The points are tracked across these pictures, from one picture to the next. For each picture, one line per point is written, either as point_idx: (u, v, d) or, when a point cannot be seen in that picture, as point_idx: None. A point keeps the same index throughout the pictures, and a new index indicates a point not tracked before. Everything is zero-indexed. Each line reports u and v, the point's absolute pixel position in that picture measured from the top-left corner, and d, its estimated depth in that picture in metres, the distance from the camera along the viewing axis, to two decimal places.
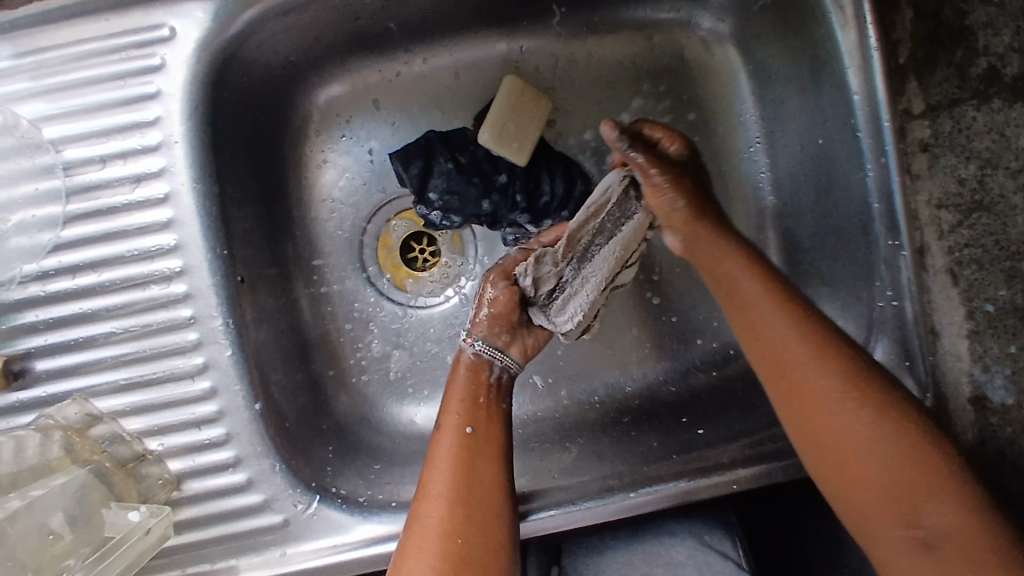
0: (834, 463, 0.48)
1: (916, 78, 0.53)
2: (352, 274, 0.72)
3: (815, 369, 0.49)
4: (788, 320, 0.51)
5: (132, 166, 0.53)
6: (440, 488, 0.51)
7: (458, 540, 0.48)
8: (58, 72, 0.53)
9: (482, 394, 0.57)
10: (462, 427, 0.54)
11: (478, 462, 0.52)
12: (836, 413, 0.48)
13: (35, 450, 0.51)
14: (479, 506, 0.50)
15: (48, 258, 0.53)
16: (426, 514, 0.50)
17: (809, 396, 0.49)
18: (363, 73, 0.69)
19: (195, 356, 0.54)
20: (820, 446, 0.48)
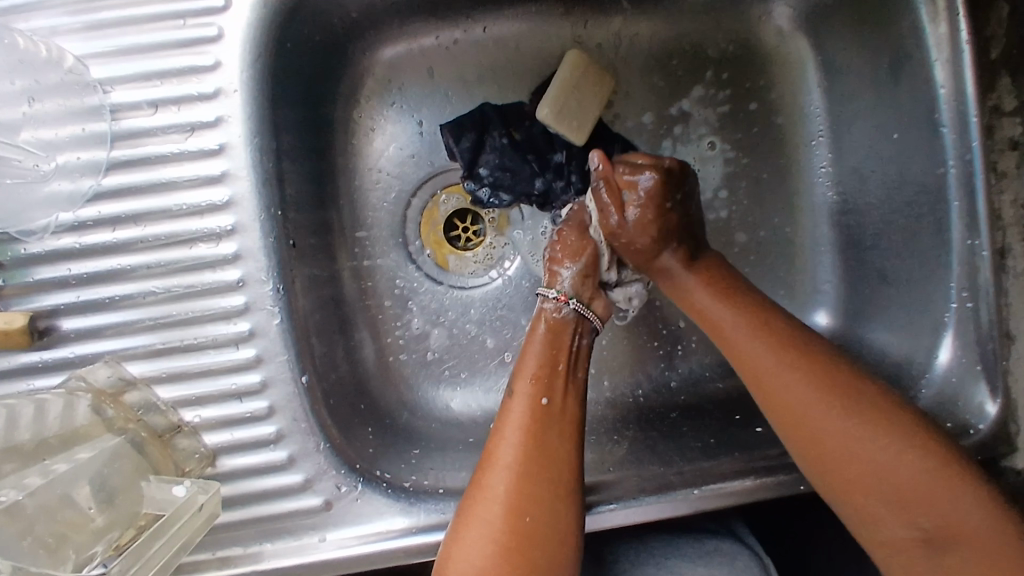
0: (848, 478, 0.48)
1: (1008, 74, 0.52)
2: (393, 248, 0.68)
3: (790, 369, 0.51)
4: (771, 342, 0.52)
5: (185, 113, 0.49)
6: (508, 459, 0.49)
7: (525, 517, 0.47)
8: (110, 6, 0.49)
9: (561, 361, 0.54)
10: (539, 398, 0.51)
11: (551, 438, 0.50)
12: (839, 415, 0.48)
13: (57, 417, 0.46)
14: (550, 484, 0.48)
15: (86, 208, 0.49)
16: (491, 485, 0.48)
17: (808, 413, 0.49)
18: (420, 38, 0.65)
19: (241, 323, 0.50)
20: (833, 464, 0.48)
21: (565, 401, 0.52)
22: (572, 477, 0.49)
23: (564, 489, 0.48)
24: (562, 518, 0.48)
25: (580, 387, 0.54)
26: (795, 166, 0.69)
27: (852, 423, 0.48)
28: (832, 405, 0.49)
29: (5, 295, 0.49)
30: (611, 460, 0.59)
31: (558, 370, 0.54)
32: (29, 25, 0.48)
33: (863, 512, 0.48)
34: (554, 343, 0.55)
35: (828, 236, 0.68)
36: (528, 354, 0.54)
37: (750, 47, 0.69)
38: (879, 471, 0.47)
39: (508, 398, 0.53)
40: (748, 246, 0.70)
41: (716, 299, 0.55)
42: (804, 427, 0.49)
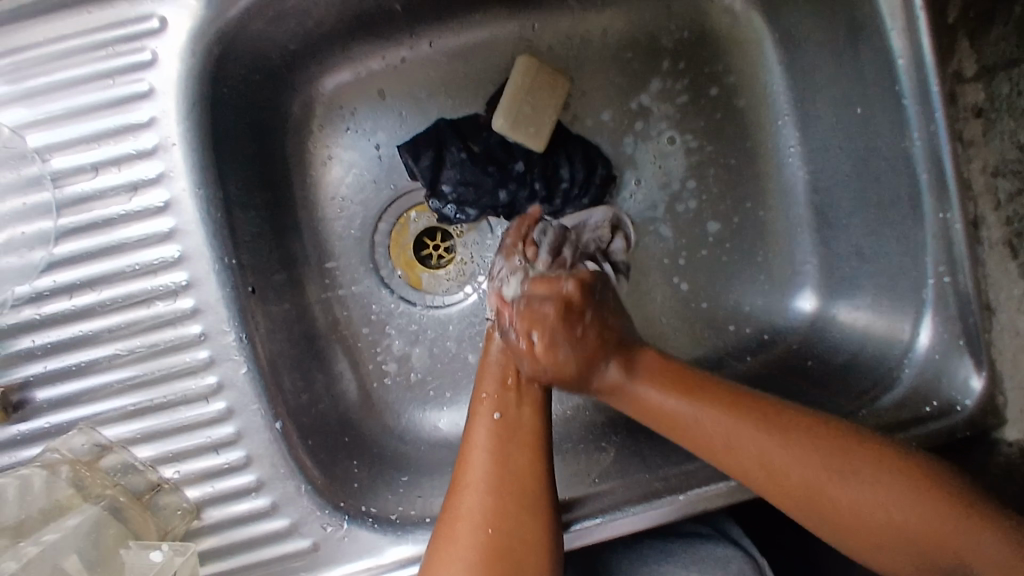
0: (846, 526, 0.46)
1: (968, 37, 0.51)
2: (365, 275, 0.68)
3: (745, 423, 0.48)
4: (724, 406, 0.49)
5: (126, 173, 0.49)
6: (471, 481, 0.49)
7: (490, 531, 0.47)
8: (37, 73, 0.48)
9: (511, 374, 0.55)
10: (493, 414, 0.53)
11: (510, 451, 0.51)
12: (820, 475, 0.46)
13: (42, 490, 0.47)
14: (514, 496, 0.48)
15: (41, 278, 0.49)
16: (459, 504, 0.49)
17: (778, 473, 0.47)
18: (367, 60, 0.64)
19: (208, 375, 0.50)
20: (819, 511, 0.47)
21: (518, 412, 0.53)
22: (535, 484, 0.49)
23: (529, 499, 0.49)
24: (531, 526, 0.48)
25: (537, 397, 0.55)
26: (763, 147, 0.68)
27: (821, 465, 0.46)
28: (795, 448, 0.47)
29: None
30: (599, 470, 0.59)
31: (511, 383, 0.55)
32: None
33: (859, 545, 0.47)
34: (504, 361, 0.56)
35: (803, 216, 0.67)
36: (484, 375, 0.56)
37: (705, 32, 0.67)
38: (865, 505, 0.45)
39: (464, 423, 0.54)
40: (722, 233, 0.69)
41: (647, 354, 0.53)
42: (793, 493, 0.47)
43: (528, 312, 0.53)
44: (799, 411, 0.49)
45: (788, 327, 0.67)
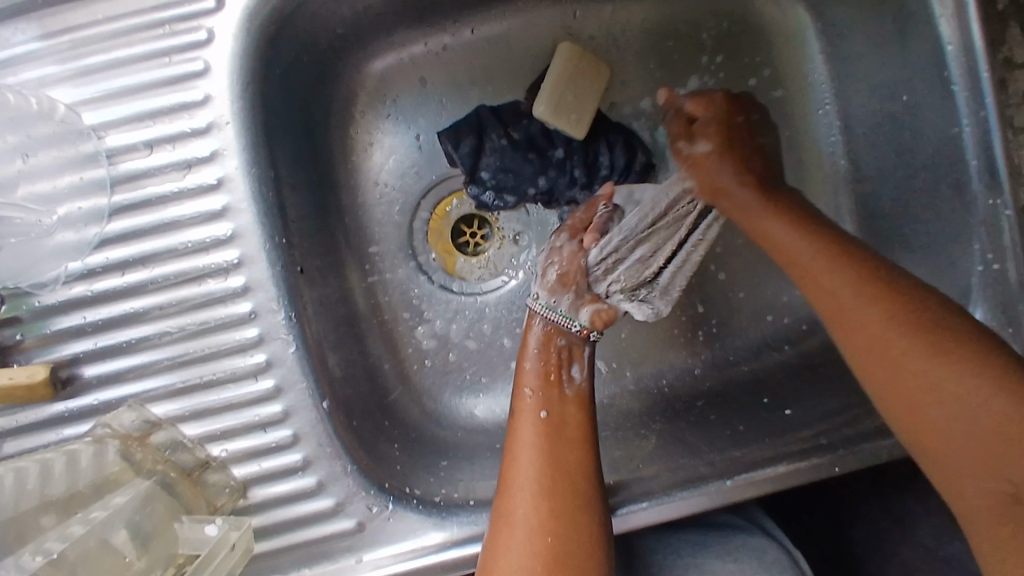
0: (914, 423, 0.45)
1: (1018, 24, 0.49)
2: (403, 261, 0.68)
3: (912, 342, 0.46)
4: (862, 274, 0.50)
5: (181, 151, 0.49)
6: (521, 478, 0.49)
7: (549, 539, 0.47)
8: (95, 51, 0.49)
9: (554, 371, 0.55)
10: (539, 412, 0.52)
11: (558, 448, 0.50)
12: (935, 364, 0.44)
13: (90, 464, 0.46)
14: (569, 496, 0.48)
15: (93, 255, 0.50)
16: (510, 509, 0.48)
17: (908, 377, 0.45)
18: (409, 46, 0.65)
19: (257, 354, 0.51)
20: (899, 386, 0.46)
21: (564, 409, 0.53)
22: (588, 483, 0.49)
23: (582, 495, 0.48)
24: (584, 523, 0.47)
25: (580, 398, 0.54)
26: (803, 137, 0.67)
27: (929, 329, 0.46)
28: (910, 347, 0.46)
29: (24, 349, 0.50)
30: (641, 457, 0.59)
31: (554, 380, 0.55)
32: (17, 78, 0.49)
33: (931, 455, 0.45)
34: (545, 354, 0.56)
35: (844, 206, 0.66)
36: (524, 373, 0.55)
37: (745, 20, 0.67)
38: (963, 422, 0.43)
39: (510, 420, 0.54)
40: None
41: (786, 225, 0.55)
42: (880, 362, 0.47)
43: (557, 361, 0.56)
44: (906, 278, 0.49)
45: None
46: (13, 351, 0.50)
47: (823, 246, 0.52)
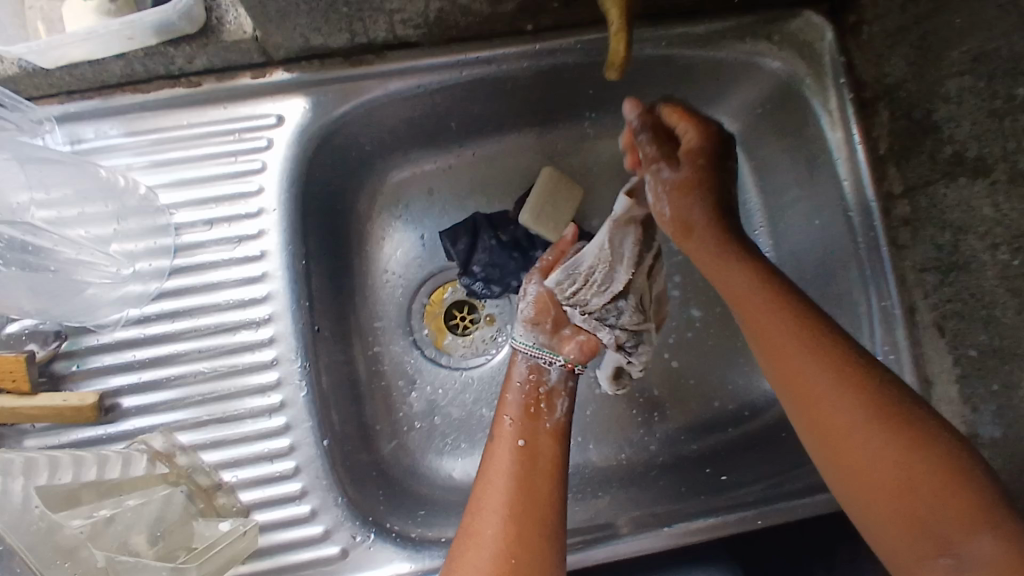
0: (847, 470, 0.53)
1: (896, 165, 0.63)
2: (400, 337, 0.79)
3: (825, 379, 0.55)
4: (802, 332, 0.57)
5: (234, 228, 0.62)
6: (495, 504, 0.57)
7: (512, 561, 0.53)
8: (177, 148, 0.62)
9: (532, 407, 0.64)
10: (516, 441, 0.61)
11: (532, 476, 0.59)
12: (851, 409, 0.53)
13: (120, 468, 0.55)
14: (532, 515, 0.56)
15: (151, 304, 0.61)
16: (481, 529, 0.55)
17: (828, 423, 0.54)
18: (421, 163, 0.79)
19: (274, 394, 0.61)
20: (834, 441, 0.54)
21: (539, 440, 0.62)
22: (552, 505, 0.57)
23: (545, 516, 0.56)
24: (546, 546, 0.54)
25: (554, 429, 0.63)
26: None
27: (866, 416, 0.53)
28: (842, 395, 0.54)
29: (75, 379, 0.60)
30: (596, 512, 0.67)
31: (532, 413, 0.64)
32: (108, 164, 0.62)
33: (861, 501, 0.52)
34: (525, 391, 0.66)
35: None
36: (507, 402, 0.65)
37: None
38: (875, 467, 0.51)
39: (491, 442, 0.63)
40: (707, 320, 0.80)
41: (741, 268, 0.62)
42: (826, 432, 0.54)
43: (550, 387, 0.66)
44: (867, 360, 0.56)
45: (765, 404, 0.77)
46: (65, 380, 0.59)
47: (759, 282, 0.61)
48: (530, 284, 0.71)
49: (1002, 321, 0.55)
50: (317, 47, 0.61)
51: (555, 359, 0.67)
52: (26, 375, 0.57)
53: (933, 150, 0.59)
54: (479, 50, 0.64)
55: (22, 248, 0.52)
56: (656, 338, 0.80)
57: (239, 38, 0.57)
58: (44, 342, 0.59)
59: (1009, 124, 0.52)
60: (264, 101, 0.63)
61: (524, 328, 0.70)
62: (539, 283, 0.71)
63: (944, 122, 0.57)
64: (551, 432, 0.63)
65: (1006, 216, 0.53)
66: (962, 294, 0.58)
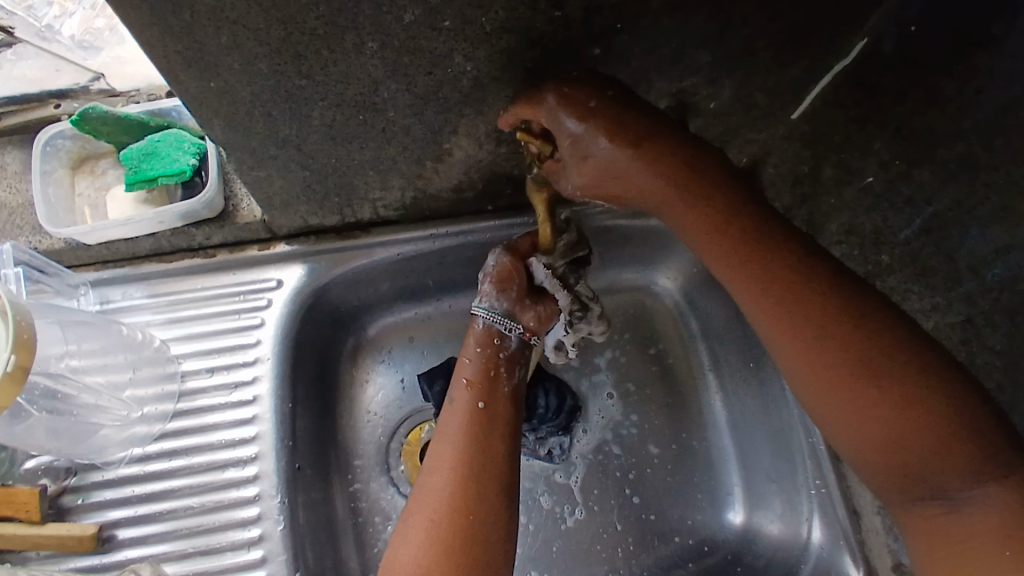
0: (841, 391, 0.52)
1: None
2: (377, 475, 0.85)
3: (825, 317, 0.53)
4: (787, 272, 0.55)
5: (232, 374, 0.72)
6: (450, 458, 0.61)
7: (469, 518, 0.59)
8: (189, 306, 0.74)
9: (492, 367, 0.68)
10: (475, 403, 0.65)
11: (484, 435, 0.63)
12: (854, 343, 0.52)
13: None
14: (490, 480, 0.60)
15: (152, 444, 0.69)
16: (435, 483, 0.61)
17: (818, 350, 0.53)
18: (403, 313, 0.89)
19: (254, 528, 0.67)
20: (830, 361, 0.53)
21: (497, 404, 0.66)
22: (506, 470, 0.62)
23: (499, 482, 0.61)
24: (499, 515, 0.59)
25: (511, 393, 0.67)
26: (693, 392, 0.89)
27: (892, 374, 0.51)
28: (848, 330, 0.53)
29: (79, 511, 0.66)
30: None
31: (492, 376, 0.67)
32: (130, 319, 0.72)
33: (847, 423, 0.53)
34: (485, 355, 0.68)
35: (729, 447, 0.86)
36: (465, 365, 0.68)
37: (645, 307, 0.91)
38: (885, 400, 0.51)
39: (449, 407, 0.66)
40: (663, 457, 0.86)
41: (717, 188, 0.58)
42: (814, 364, 0.53)
43: (508, 355, 0.69)
44: (873, 300, 0.54)
45: (721, 540, 0.82)
46: (69, 513, 0.66)
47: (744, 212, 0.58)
48: (495, 256, 0.70)
49: None
50: (313, 225, 0.74)
51: (514, 325, 0.69)
52: (38, 507, 0.63)
53: None
54: (448, 225, 0.77)
55: (52, 395, 0.62)
56: (616, 473, 0.86)
57: (249, 220, 0.70)
58: (56, 476, 0.67)
59: (881, 284, 0.65)
60: (268, 268, 0.75)
61: (488, 295, 0.69)
62: (501, 257, 0.70)
63: None
64: (510, 396, 0.67)
65: None
66: None
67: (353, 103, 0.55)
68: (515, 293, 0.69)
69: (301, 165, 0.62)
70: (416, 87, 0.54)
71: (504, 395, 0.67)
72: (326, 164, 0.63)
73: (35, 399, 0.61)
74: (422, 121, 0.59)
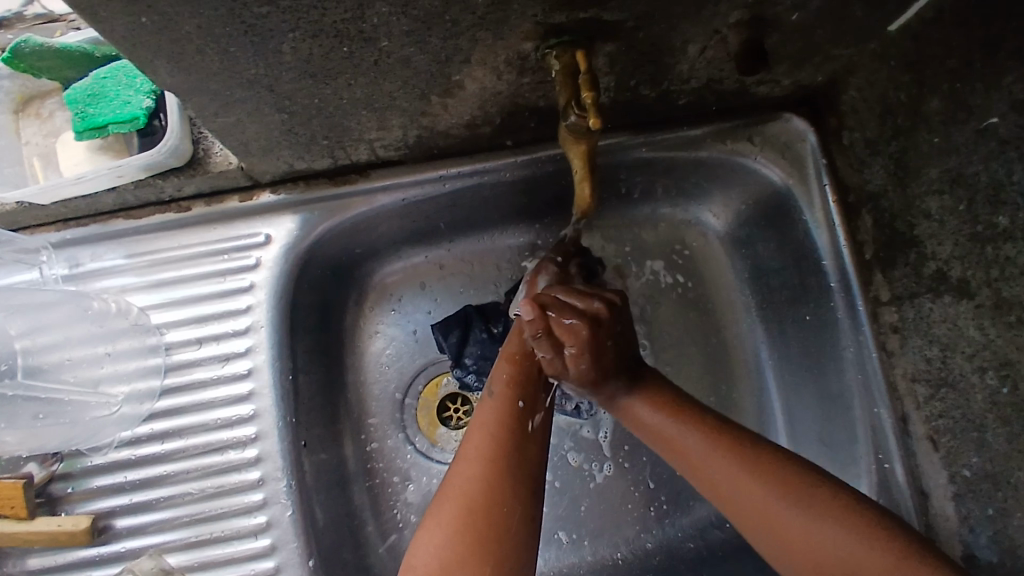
0: (777, 542, 0.51)
1: (881, 273, 0.60)
2: (393, 433, 0.79)
3: (734, 463, 0.54)
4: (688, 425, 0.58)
5: (222, 346, 0.64)
6: (480, 454, 0.53)
7: (504, 513, 0.50)
8: (167, 268, 0.64)
9: (535, 368, 0.61)
10: (518, 401, 0.57)
11: (525, 434, 0.55)
12: (760, 493, 0.52)
13: None
14: (529, 479, 0.52)
15: (142, 426, 0.62)
16: (458, 480, 0.52)
17: (732, 493, 0.54)
18: (413, 258, 0.79)
19: (260, 515, 0.61)
20: (751, 508, 0.52)
21: (539, 408, 0.58)
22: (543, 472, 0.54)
23: (536, 487, 0.52)
24: (533, 515, 0.51)
25: (550, 403, 0.60)
26: (737, 342, 0.78)
27: (814, 507, 0.50)
28: (753, 473, 0.53)
29: (70, 500, 0.61)
30: None
31: (536, 378, 0.60)
32: (102, 285, 0.63)
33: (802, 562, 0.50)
34: (526, 352, 0.62)
35: None
36: (503, 363, 0.61)
37: (685, 246, 0.80)
38: (819, 550, 0.49)
39: (488, 399, 0.58)
40: None
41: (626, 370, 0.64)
42: (736, 498, 0.53)
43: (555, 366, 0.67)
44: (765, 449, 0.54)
45: None
46: (61, 502, 0.61)
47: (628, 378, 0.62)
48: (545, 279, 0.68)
49: (995, 447, 0.54)
50: (301, 170, 0.62)
51: None
52: (24, 503, 0.58)
53: (917, 263, 0.57)
54: (461, 166, 0.65)
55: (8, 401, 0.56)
56: None
57: (225, 169, 0.59)
58: (41, 461, 0.60)
59: (991, 252, 0.53)
60: (253, 221, 0.65)
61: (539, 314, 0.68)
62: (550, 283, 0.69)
63: (926, 238, 0.57)
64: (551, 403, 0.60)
65: (992, 343, 0.54)
66: (953, 412, 0.57)
67: (333, 33, 0.42)
68: None
69: (278, 108, 0.50)
70: (415, 9, 0.41)
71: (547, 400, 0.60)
72: (309, 105, 0.51)
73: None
74: (425, 51, 0.46)
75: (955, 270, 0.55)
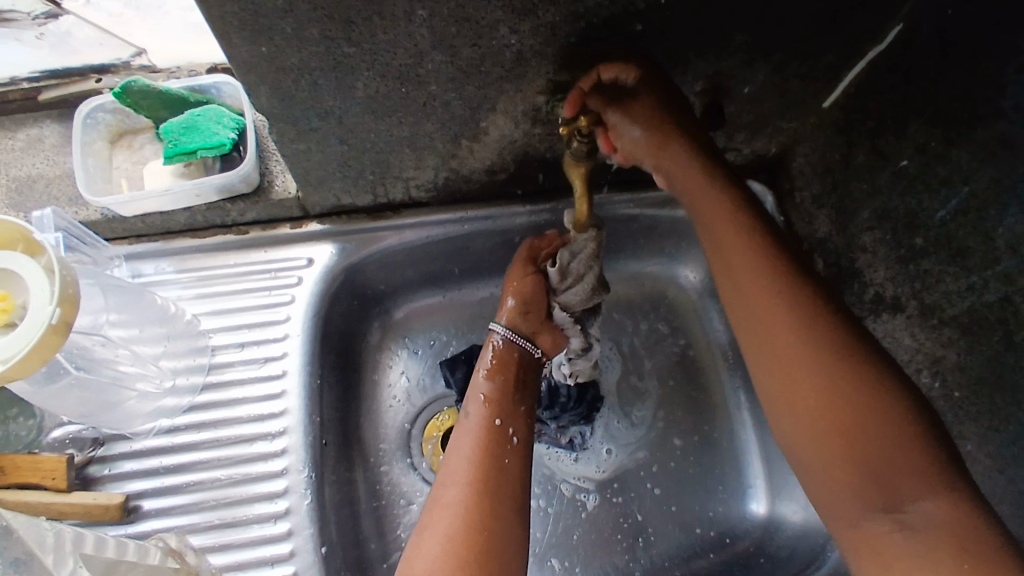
0: (796, 401, 0.53)
1: None
2: (398, 458, 0.85)
3: (785, 317, 0.54)
4: (773, 271, 0.56)
5: (261, 350, 0.72)
6: (458, 477, 0.61)
7: (484, 530, 0.58)
8: (220, 282, 0.74)
9: (510, 386, 0.69)
10: (492, 418, 0.66)
11: (495, 450, 0.64)
12: (805, 358, 0.53)
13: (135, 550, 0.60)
14: (509, 496, 0.61)
15: (182, 416, 0.70)
16: (444, 497, 0.60)
17: (782, 344, 0.54)
18: (428, 299, 0.89)
19: (281, 501, 0.67)
20: (792, 367, 0.53)
21: (509, 424, 0.66)
22: (519, 482, 0.62)
23: (514, 501, 0.61)
24: (512, 524, 0.59)
25: (526, 412, 0.69)
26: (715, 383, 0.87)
27: (841, 368, 0.52)
28: (799, 332, 0.53)
29: (105, 481, 0.67)
30: None
31: (511, 397, 0.69)
32: (162, 292, 0.73)
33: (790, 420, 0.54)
34: (498, 364, 0.71)
35: (752, 439, 0.86)
36: (477, 381, 0.70)
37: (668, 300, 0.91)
38: (835, 413, 0.51)
39: (466, 420, 0.67)
40: (685, 447, 0.86)
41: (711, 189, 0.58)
42: (780, 348, 0.54)
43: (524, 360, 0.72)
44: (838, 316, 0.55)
45: (743, 531, 0.82)
46: (95, 483, 0.66)
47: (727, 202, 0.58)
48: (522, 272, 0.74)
49: None
50: (346, 205, 0.75)
51: (534, 347, 0.73)
52: (65, 475, 0.64)
53: (859, 290, 0.69)
54: (478, 209, 0.78)
55: (88, 355, 0.60)
56: (638, 462, 0.85)
57: (284, 197, 0.71)
58: (82, 447, 0.67)
59: (913, 269, 0.62)
60: (299, 247, 0.76)
61: (510, 314, 0.73)
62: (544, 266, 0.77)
63: (865, 268, 0.67)
64: (525, 414, 0.68)
65: (923, 347, 0.62)
66: None
67: (397, 74, 0.56)
68: (537, 324, 0.73)
69: (341, 139, 0.63)
70: (460, 59, 0.55)
71: (523, 412, 0.68)
72: (365, 139, 0.64)
73: (73, 358, 0.59)
74: (462, 97, 0.60)
75: (887, 290, 0.65)
